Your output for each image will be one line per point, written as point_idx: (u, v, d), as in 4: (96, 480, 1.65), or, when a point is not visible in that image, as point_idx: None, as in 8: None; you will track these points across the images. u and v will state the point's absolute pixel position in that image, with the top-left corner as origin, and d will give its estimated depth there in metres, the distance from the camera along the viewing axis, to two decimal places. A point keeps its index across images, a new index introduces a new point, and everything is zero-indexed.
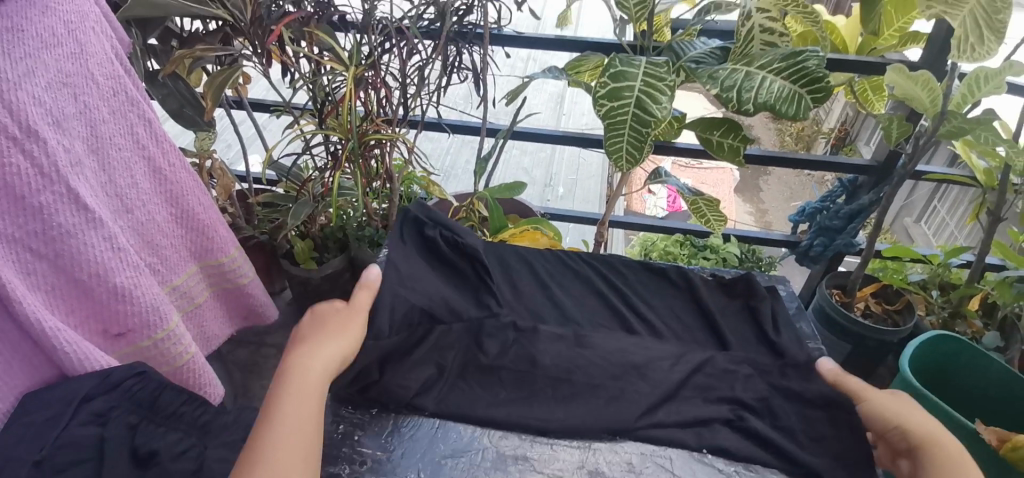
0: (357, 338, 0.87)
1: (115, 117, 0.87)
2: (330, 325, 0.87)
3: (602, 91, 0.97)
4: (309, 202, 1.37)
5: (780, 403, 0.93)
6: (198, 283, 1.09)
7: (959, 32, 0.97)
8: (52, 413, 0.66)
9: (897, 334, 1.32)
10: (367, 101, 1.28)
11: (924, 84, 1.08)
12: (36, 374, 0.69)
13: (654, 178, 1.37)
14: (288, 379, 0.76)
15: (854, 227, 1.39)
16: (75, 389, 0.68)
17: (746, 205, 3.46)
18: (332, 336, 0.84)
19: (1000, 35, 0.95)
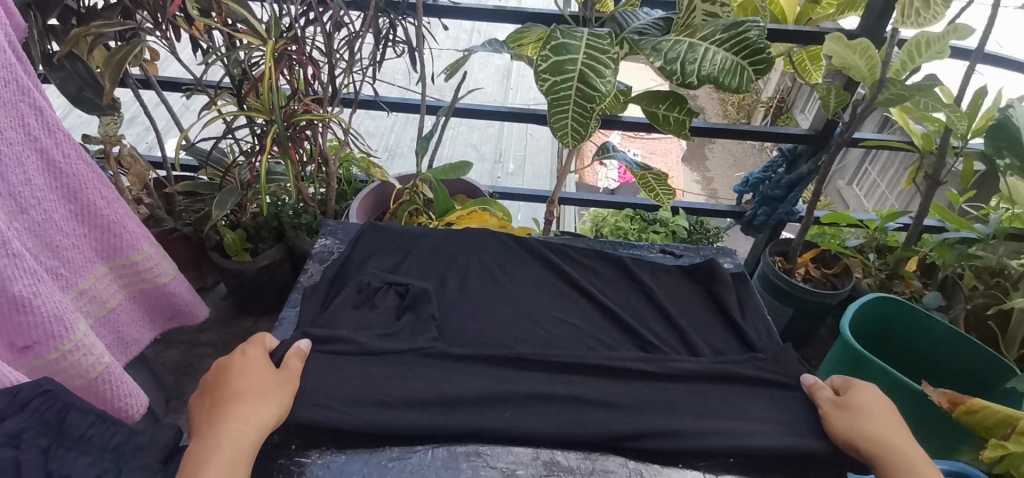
0: (279, 399, 0.75)
1: (4, 108, 0.75)
2: (247, 388, 0.74)
3: (544, 65, 0.92)
4: (236, 189, 1.26)
5: None
6: (108, 285, 0.98)
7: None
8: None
9: (836, 296, 1.37)
10: (293, 78, 1.19)
11: (862, 53, 1.09)
12: None
13: (602, 153, 1.35)
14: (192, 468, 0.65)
15: (795, 196, 1.41)
16: None
17: (693, 174, 3.54)
18: (247, 405, 0.72)
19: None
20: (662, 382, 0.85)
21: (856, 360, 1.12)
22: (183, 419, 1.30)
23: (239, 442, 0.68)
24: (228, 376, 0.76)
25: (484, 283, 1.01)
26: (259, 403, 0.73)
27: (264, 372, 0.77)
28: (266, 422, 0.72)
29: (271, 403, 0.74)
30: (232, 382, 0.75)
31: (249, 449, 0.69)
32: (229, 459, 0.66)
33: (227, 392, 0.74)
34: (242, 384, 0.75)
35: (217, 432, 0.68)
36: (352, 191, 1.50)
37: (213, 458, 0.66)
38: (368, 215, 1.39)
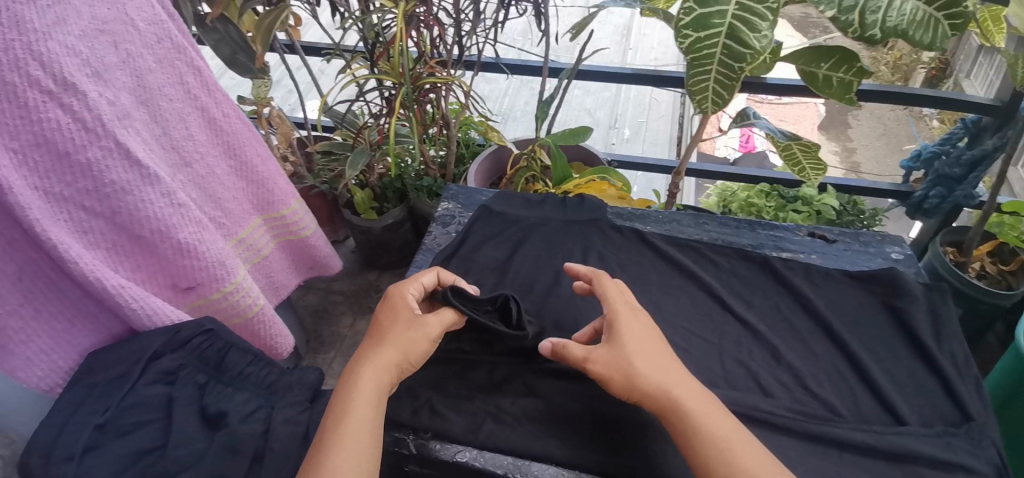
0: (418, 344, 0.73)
1: (161, 65, 0.82)
2: (392, 330, 0.74)
3: (686, 20, 0.82)
4: (366, 150, 1.33)
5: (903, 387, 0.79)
6: (263, 235, 1.09)
7: None
8: (126, 370, 0.69)
9: (1012, 296, 1.13)
10: (420, 40, 1.19)
11: None
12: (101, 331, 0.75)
13: (740, 120, 1.21)
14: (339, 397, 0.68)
15: (978, 175, 1.18)
16: (144, 347, 0.71)
17: (831, 143, 3.11)
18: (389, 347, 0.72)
19: None
20: (807, 385, 0.75)
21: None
22: (321, 358, 1.45)
23: (367, 387, 0.68)
24: (377, 322, 0.76)
25: (605, 263, 0.93)
26: (397, 349, 0.72)
27: (407, 319, 0.76)
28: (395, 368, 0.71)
29: (408, 349, 0.73)
30: (379, 326, 0.75)
31: (377, 394, 0.68)
32: (360, 404, 0.66)
33: (375, 339, 0.74)
34: (383, 332, 0.74)
35: (351, 375, 0.69)
36: (469, 155, 1.52)
37: (352, 401, 0.66)
38: (484, 180, 1.40)
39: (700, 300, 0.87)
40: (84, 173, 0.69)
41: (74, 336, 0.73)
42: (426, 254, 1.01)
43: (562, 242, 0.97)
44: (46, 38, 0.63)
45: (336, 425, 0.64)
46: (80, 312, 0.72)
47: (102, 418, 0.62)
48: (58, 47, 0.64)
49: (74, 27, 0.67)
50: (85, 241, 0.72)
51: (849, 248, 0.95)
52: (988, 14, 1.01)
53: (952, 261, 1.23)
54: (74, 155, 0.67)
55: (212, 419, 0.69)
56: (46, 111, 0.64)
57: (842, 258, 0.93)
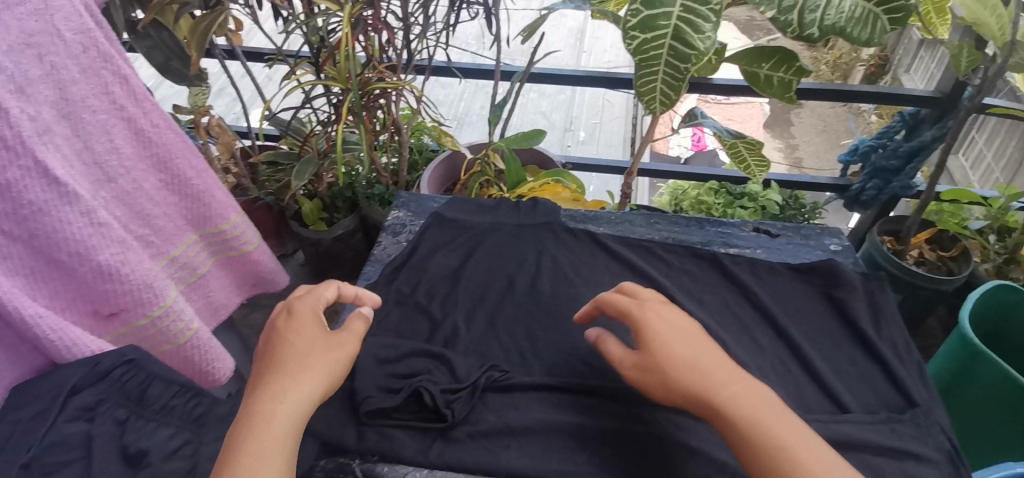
0: (346, 358, 0.67)
1: (85, 76, 0.77)
2: (314, 340, 0.67)
3: (633, 21, 0.82)
4: (314, 159, 1.28)
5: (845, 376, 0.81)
6: (198, 252, 1.03)
7: None
8: (36, 410, 0.61)
9: (952, 283, 1.19)
10: (368, 43, 1.16)
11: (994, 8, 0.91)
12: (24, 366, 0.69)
13: (688, 120, 1.23)
14: (245, 426, 0.57)
15: (913, 168, 1.24)
16: (62, 381, 0.63)
17: (775, 141, 3.25)
18: (312, 361, 0.65)
19: None
20: (758, 379, 0.76)
21: (970, 357, 0.98)
22: None
23: (279, 420, 0.58)
24: (289, 330, 0.68)
25: (559, 268, 0.92)
26: (311, 372, 0.64)
27: (317, 338, 0.68)
28: (312, 395, 0.62)
29: (322, 369, 0.65)
30: (280, 347, 0.66)
31: (291, 428, 0.59)
32: (269, 443, 0.56)
33: (287, 350, 0.65)
34: (305, 341, 0.67)
35: (253, 411, 0.58)
36: (423, 161, 1.49)
37: (259, 430, 0.57)
38: (437, 187, 1.38)
39: (653, 301, 0.87)
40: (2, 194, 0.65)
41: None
42: (376, 265, 0.98)
43: (515, 249, 0.96)
44: None
45: (246, 456, 0.55)
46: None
47: (26, 455, 0.55)
48: None
49: None
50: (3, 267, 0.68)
51: (793, 243, 0.98)
52: (930, 8, 1.04)
53: (890, 250, 1.29)
54: None
55: (134, 458, 0.61)
56: None
57: (785, 252, 0.96)
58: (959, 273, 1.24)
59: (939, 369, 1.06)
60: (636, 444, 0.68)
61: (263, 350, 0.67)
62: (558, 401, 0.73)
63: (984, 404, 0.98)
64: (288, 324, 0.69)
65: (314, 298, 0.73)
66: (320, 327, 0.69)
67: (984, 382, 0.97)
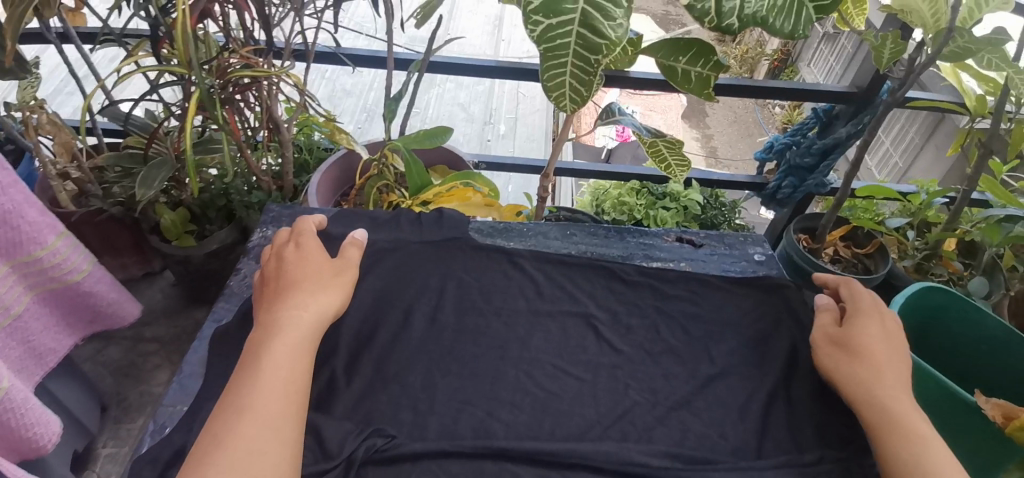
0: (345, 293, 0.72)
1: None
2: (311, 276, 0.71)
3: (535, 3, 0.69)
4: (169, 161, 1.06)
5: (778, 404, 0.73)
6: (11, 290, 0.84)
7: None
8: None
9: (870, 281, 1.19)
10: (226, 22, 0.94)
11: None
12: None
13: (606, 117, 1.13)
14: (258, 349, 0.62)
15: (827, 164, 1.22)
16: None
17: (693, 132, 3.30)
18: (313, 293, 0.69)
19: None
20: (687, 419, 0.67)
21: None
22: (125, 430, 1.15)
23: (299, 329, 0.65)
24: (287, 268, 0.72)
25: (463, 295, 0.78)
26: (322, 290, 0.70)
27: (324, 264, 0.74)
28: (326, 310, 0.68)
29: (331, 290, 0.71)
30: (289, 270, 0.72)
31: (309, 336, 0.65)
32: (291, 348, 0.63)
33: (287, 283, 0.70)
34: (303, 274, 0.71)
35: (274, 320, 0.65)
36: (314, 162, 1.29)
37: (270, 355, 0.61)
38: (329, 192, 1.19)
39: (570, 330, 0.76)
40: None
41: None
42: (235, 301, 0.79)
43: (412, 272, 0.80)
44: None
45: (261, 375, 0.59)
46: None
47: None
48: None
49: None
50: None
51: (717, 252, 0.90)
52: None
53: (806, 248, 1.28)
54: None
55: None
56: None
57: (710, 262, 0.88)
58: (876, 271, 1.25)
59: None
60: None
61: (269, 276, 0.72)
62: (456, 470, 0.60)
63: None
64: (286, 262, 0.73)
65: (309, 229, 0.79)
66: (315, 265, 0.73)
67: None
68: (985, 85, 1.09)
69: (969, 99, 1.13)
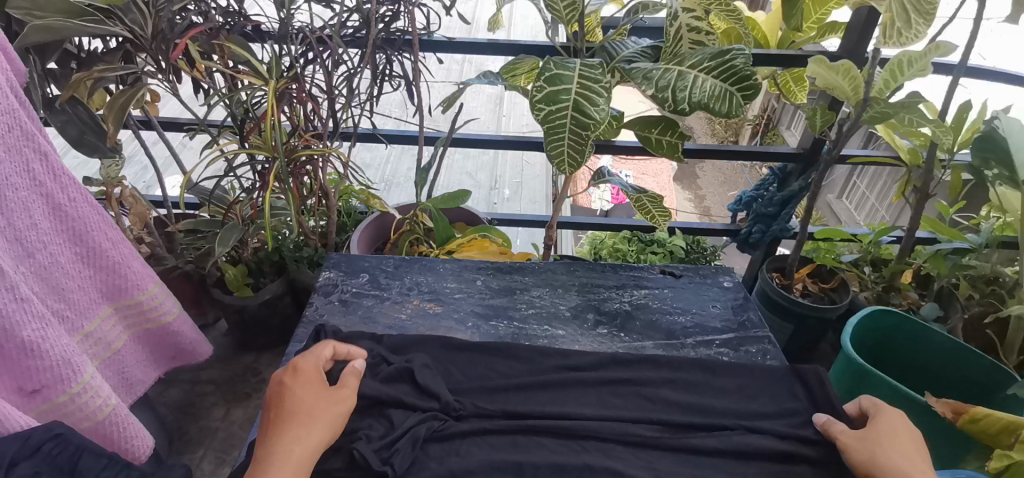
0: (335, 414, 0.73)
1: (9, 154, 0.75)
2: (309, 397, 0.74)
3: (540, 95, 0.96)
4: (239, 226, 1.27)
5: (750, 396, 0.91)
6: (114, 326, 0.96)
7: (888, 16, 1.04)
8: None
9: (835, 310, 1.38)
10: (293, 115, 1.21)
11: (845, 73, 1.12)
12: None
13: (598, 178, 1.37)
14: (268, 466, 0.65)
15: (787, 213, 1.45)
16: None
17: (684, 193, 3.56)
18: (313, 419, 0.71)
19: (927, 18, 1.02)
20: (677, 406, 0.84)
21: (856, 377, 1.12)
22: (186, 461, 1.28)
23: (290, 465, 0.66)
24: (291, 394, 0.74)
25: None
26: (312, 426, 0.71)
27: (322, 394, 0.75)
28: (319, 444, 0.70)
29: (331, 405, 0.74)
30: (290, 395, 0.74)
31: (299, 473, 0.66)
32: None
33: (294, 404, 0.73)
34: (306, 397, 0.74)
35: (271, 453, 0.66)
36: (352, 223, 1.51)
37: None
38: (368, 246, 1.40)
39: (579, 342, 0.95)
40: None
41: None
42: (310, 327, 0.97)
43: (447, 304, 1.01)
44: None
45: None
46: None
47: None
48: None
49: None
50: None
51: (693, 282, 1.11)
52: (790, 78, 1.31)
53: (779, 284, 1.47)
54: None
55: None
56: None
57: (686, 289, 1.09)
58: (841, 302, 1.44)
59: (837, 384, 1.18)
60: (570, 474, 0.74)
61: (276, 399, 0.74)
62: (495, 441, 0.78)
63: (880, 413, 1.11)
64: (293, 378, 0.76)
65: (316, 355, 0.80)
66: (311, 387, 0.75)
67: (874, 397, 1.11)
68: (916, 140, 1.32)
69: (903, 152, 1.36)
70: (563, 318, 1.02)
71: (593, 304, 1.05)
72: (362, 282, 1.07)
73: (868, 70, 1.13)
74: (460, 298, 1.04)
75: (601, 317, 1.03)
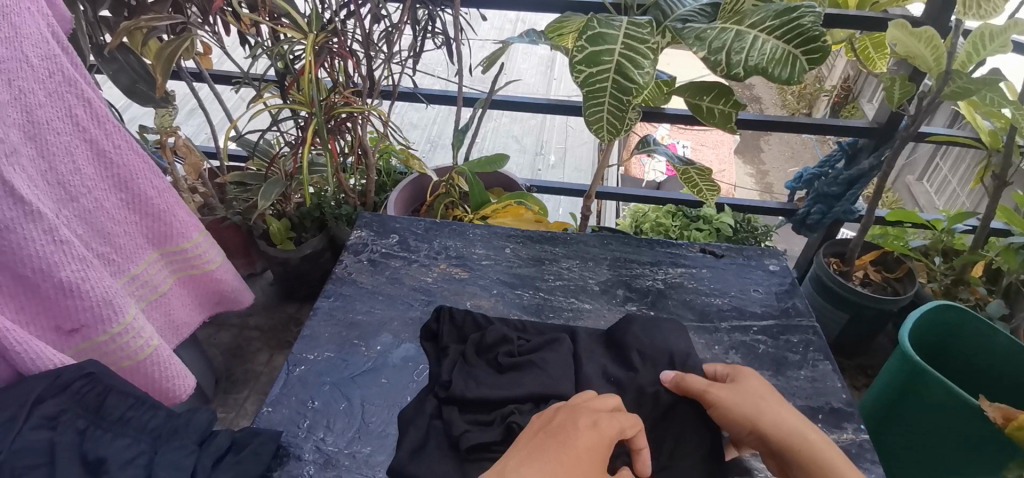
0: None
1: (51, 99, 0.79)
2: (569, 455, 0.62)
3: (579, 56, 0.89)
4: (280, 181, 1.30)
5: (792, 392, 0.85)
6: (160, 270, 1.01)
7: None
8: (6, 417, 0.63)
9: (897, 302, 1.27)
10: (333, 72, 1.20)
11: (928, 41, 0.98)
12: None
13: (643, 146, 1.29)
14: None
15: (854, 193, 1.32)
16: (25, 391, 0.65)
17: (746, 166, 3.33)
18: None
19: None
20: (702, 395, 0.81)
21: (913, 373, 1.03)
22: (232, 399, 1.37)
23: None
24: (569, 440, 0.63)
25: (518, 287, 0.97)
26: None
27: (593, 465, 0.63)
28: None
29: None
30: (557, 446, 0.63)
31: None
32: None
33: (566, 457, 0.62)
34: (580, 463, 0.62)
35: None
36: (391, 183, 1.52)
37: None
38: (404, 208, 1.40)
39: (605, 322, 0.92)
40: None
41: None
42: (339, 284, 0.99)
43: (472, 275, 1.01)
44: None
45: None
46: None
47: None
48: None
49: None
50: None
51: (736, 264, 1.04)
52: (869, 43, 1.17)
53: (835, 271, 1.36)
54: None
55: (93, 464, 0.64)
56: None
57: (727, 273, 1.03)
58: (904, 292, 1.33)
59: (887, 379, 1.10)
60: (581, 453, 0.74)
61: (552, 432, 0.65)
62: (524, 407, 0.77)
63: (928, 414, 1.03)
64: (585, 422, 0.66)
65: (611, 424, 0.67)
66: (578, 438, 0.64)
67: (923, 396, 1.02)
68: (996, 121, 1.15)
69: (982, 134, 1.19)
70: (591, 292, 0.98)
71: (624, 280, 1.00)
72: (392, 243, 1.07)
73: (950, 39, 1.00)
74: (487, 265, 1.03)
75: (631, 293, 0.99)
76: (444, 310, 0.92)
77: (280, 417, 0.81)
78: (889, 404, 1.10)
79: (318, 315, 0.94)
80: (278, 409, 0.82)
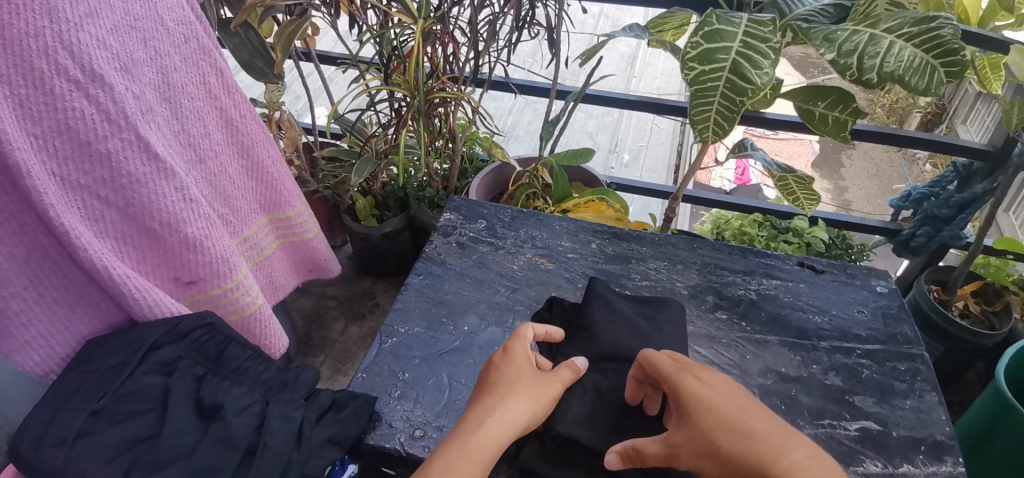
0: (537, 402, 0.67)
1: (185, 64, 0.83)
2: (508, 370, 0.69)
3: (693, 53, 0.86)
4: (372, 159, 1.34)
5: (897, 422, 0.80)
6: (267, 235, 1.07)
7: None
8: (121, 360, 0.69)
9: (994, 337, 1.16)
10: (434, 56, 1.23)
11: None
12: (108, 317, 0.75)
13: (738, 150, 1.24)
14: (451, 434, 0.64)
15: (965, 218, 1.22)
16: (144, 337, 0.70)
17: (824, 181, 3.11)
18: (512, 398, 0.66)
19: None
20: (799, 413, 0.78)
21: (1002, 410, 0.98)
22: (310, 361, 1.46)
23: (481, 431, 0.62)
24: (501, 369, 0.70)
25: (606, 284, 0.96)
26: (517, 401, 0.66)
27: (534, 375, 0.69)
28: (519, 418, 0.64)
29: (543, 399, 0.67)
30: (498, 379, 0.69)
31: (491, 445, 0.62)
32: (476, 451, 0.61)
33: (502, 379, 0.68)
34: (518, 379, 0.68)
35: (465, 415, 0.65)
36: (472, 170, 1.55)
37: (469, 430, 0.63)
38: (485, 195, 1.42)
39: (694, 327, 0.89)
40: (103, 163, 0.69)
41: (70, 315, 0.72)
42: (428, 263, 1.02)
43: (557, 267, 1.01)
44: (78, 30, 0.65)
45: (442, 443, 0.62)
46: (83, 297, 0.72)
47: (95, 405, 0.63)
48: (90, 39, 0.66)
49: (106, 21, 0.69)
50: (95, 229, 0.72)
51: (837, 283, 0.99)
52: (986, 63, 1.07)
53: (936, 299, 1.26)
54: (96, 144, 0.68)
55: (208, 410, 0.70)
56: (71, 100, 0.65)
57: (827, 290, 0.97)
58: (1001, 329, 1.22)
59: (974, 414, 1.05)
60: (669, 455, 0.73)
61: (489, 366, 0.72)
62: (612, 403, 0.78)
63: (1016, 454, 0.98)
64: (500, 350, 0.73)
65: (526, 340, 0.74)
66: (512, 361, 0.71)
67: (1013, 435, 0.97)
68: None
69: None
70: (679, 296, 0.96)
71: (714, 287, 0.98)
72: (480, 228, 1.09)
73: None
74: (573, 258, 1.03)
75: (721, 301, 0.96)
76: (555, 300, 0.92)
77: (372, 383, 0.85)
78: (975, 439, 1.05)
79: (408, 291, 0.98)
80: (370, 375, 0.86)
